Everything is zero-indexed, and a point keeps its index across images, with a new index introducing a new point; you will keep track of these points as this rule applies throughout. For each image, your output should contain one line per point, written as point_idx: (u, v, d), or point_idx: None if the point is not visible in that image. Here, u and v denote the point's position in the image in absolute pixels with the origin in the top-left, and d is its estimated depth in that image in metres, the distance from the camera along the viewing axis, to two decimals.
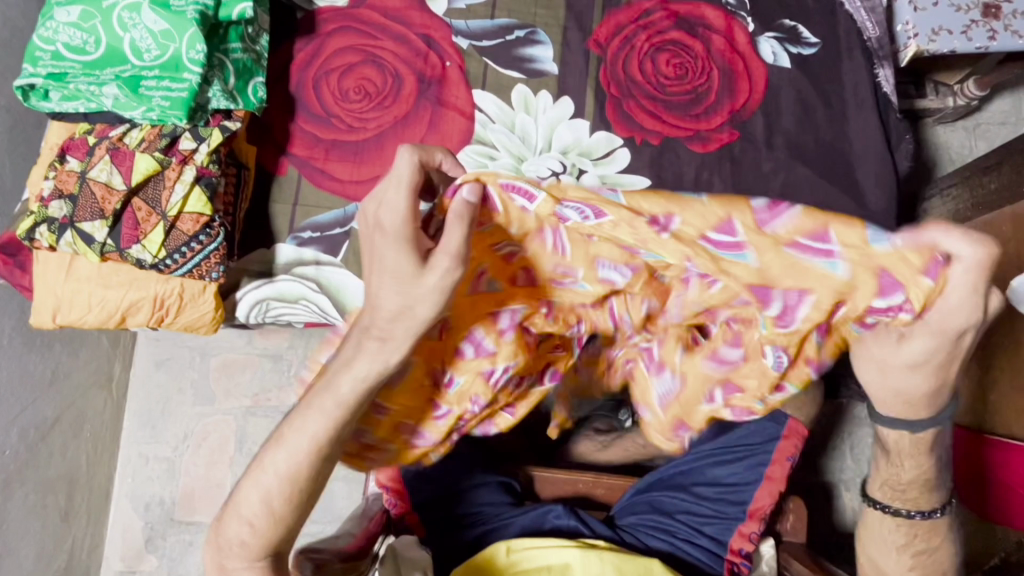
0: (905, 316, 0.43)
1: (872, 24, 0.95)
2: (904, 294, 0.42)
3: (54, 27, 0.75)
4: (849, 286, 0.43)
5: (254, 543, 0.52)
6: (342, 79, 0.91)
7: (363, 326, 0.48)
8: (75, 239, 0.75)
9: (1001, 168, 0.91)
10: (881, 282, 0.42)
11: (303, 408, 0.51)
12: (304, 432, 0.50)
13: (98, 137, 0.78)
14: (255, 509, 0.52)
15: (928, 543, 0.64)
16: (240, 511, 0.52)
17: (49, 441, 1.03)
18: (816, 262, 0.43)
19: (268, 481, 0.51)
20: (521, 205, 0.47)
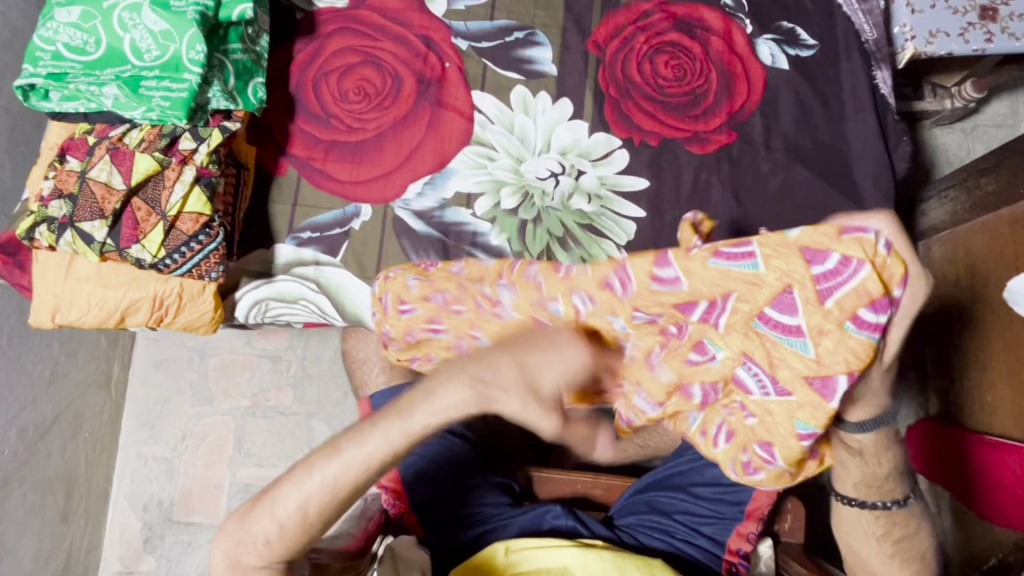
0: (858, 279, 0.46)
1: (870, 26, 0.97)
2: (836, 253, 0.47)
3: (54, 28, 0.76)
4: (782, 272, 0.48)
5: (276, 539, 0.54)
6: (341, 80, 0.91)
7: (455, 371, 0.50)
8: (75, 239, 0.75)
9: (999, 170, 0.91)
10: (810, 253, 0.48)
11: (366, 427, 0.52)
12: (362, 450, 0.51)
13: (98, 137, 0.78)
14: (291, 512, 0.53)
15: (902, 530, 0.66)
16: (277, 512, 0.53)
17: (47, 441, 1.03)
18: (737, 265, 0.50)
19: (313, 489, 0.52)
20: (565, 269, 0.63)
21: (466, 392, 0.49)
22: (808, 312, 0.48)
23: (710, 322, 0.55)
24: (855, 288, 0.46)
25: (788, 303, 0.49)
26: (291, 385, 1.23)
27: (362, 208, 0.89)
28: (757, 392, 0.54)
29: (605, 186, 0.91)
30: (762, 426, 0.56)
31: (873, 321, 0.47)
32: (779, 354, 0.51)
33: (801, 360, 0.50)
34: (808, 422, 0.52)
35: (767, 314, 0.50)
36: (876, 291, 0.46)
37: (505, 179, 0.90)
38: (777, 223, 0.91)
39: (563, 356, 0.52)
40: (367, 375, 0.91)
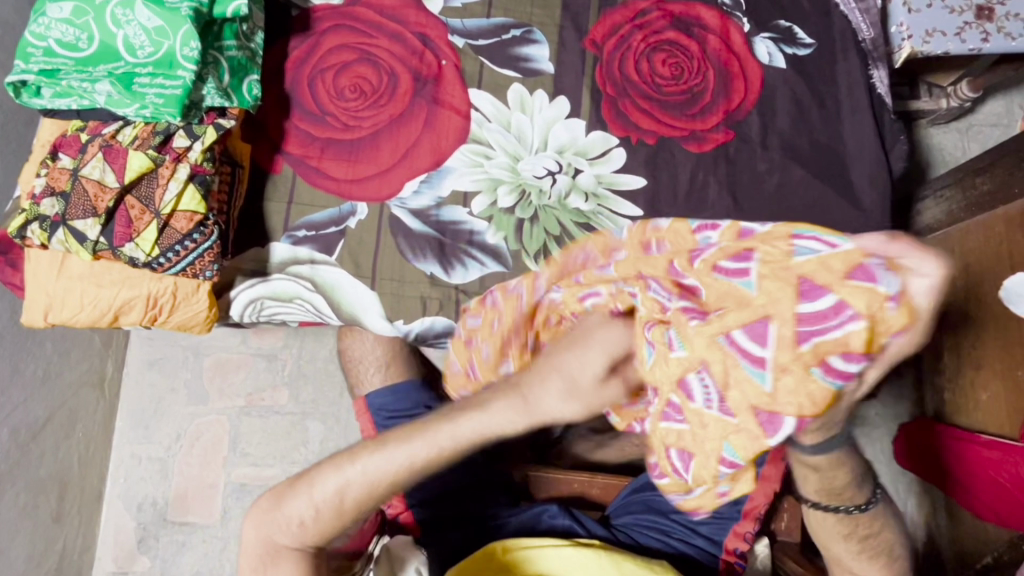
0: (836, 332, 0.42)
1: (867, 25, 0.96)
2: (833, 296, 0.42)
3: (46, 23, 0.75)
4: (769, 297, 0.44)
5: (314, 526, 0.60)
6: (337, 78, 0.90)
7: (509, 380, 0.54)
8: (67, 237, 0.74)
9: (994, 169, 0.91)
10: (800, 287, 0.43)
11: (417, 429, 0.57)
12: (404, 450, 0.56)
13: (90, 134, 0.77)
14: (327, 496, 0.59)
15: (870, 529, 0.65)
16: (315, 494, 0.59)
17: (39, 441, 1.02)
18: (735, 281, 0.46)
19: (351, 478, 0.58)
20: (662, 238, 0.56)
21: (510, 398, 0.52)
22: (779, 348, 0.43)
23: (685, 319, 0.48)
24: (838, 338, 0.42)
25: (760, 333, 0.43)
26: (286, 384, 1.23)
27: (358, 207, 0.89)
28: (702, 402, 0.47)
29: (602, 185, 0.91)
30: (699, 430, 0.49)
31: (843, 369, 0.43)
32: (735, 376, 0.45)
33: (755, 391, 0.45)
34: (737, 449, 0.48)
35: (734, 337, 0.44)
36: (857, 346, 0.41)
37: (502, 178, 0.90)
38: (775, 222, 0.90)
39: (604, 337, 0.53)
40: (362, 375, 0.91)
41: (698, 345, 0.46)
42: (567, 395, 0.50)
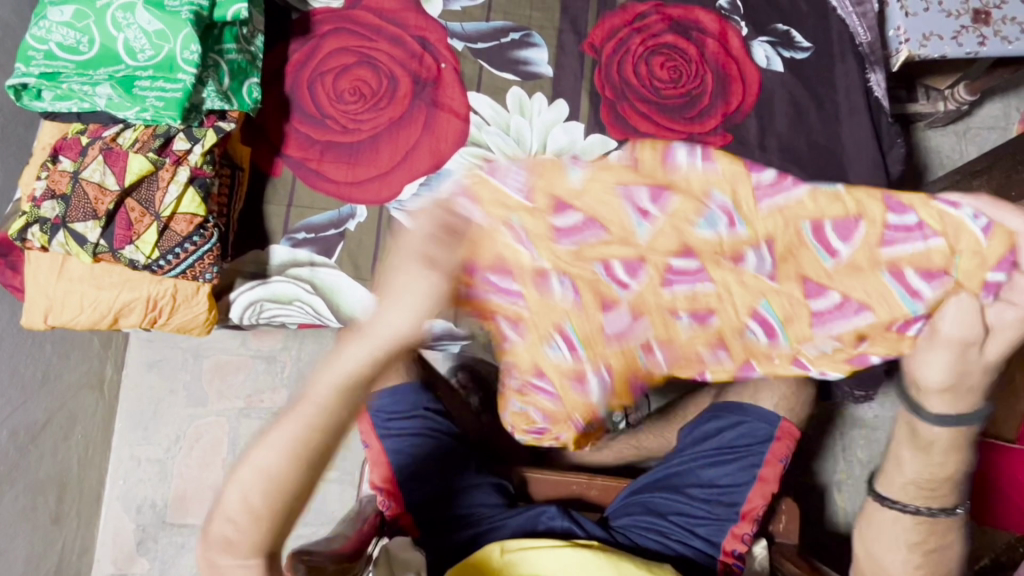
0: (938, 265, 0.48)
1: (864, 29, 0.96)
2: (915, 214, 0.47)
3: (47, 27, 0.75)
4: (859, 198, 0.48)
5: (241, 543, 0.49)
6: (337, 81, 0.90)
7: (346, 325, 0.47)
8: (67, 240, 0.74)
9: (991, 173, 0.92)
10: (977, 235, 0.47)
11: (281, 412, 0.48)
12: (281, 434, 0.47)
13: (91, 137, 0.78)
14: (238, 512, 0.48)
15: (941, 541, 0.62)
16: (224, 513, 0.49)
17: (39, 443, 1.02)
18: (819, 243, 0.49)
19: (249, 482, 0.48)
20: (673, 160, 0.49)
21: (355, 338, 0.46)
22: (858, 246, 0.48)
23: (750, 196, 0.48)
24: (920, 250, 0.48)
25: (848, 230, 0.48)
26: (286, 386, 1.23)
27: (358, 209, 0.89)
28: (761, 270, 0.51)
29: None
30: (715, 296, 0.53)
31: (919, 286, 0.49)
32: (808, 262, 0.50)
33: (817, 265, 0.50)
34: (773, 307, 0.54)
35: (824, 227, 0.48)
36: (936, 263, 0.48)
37: None
38: None
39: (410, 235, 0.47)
40: None
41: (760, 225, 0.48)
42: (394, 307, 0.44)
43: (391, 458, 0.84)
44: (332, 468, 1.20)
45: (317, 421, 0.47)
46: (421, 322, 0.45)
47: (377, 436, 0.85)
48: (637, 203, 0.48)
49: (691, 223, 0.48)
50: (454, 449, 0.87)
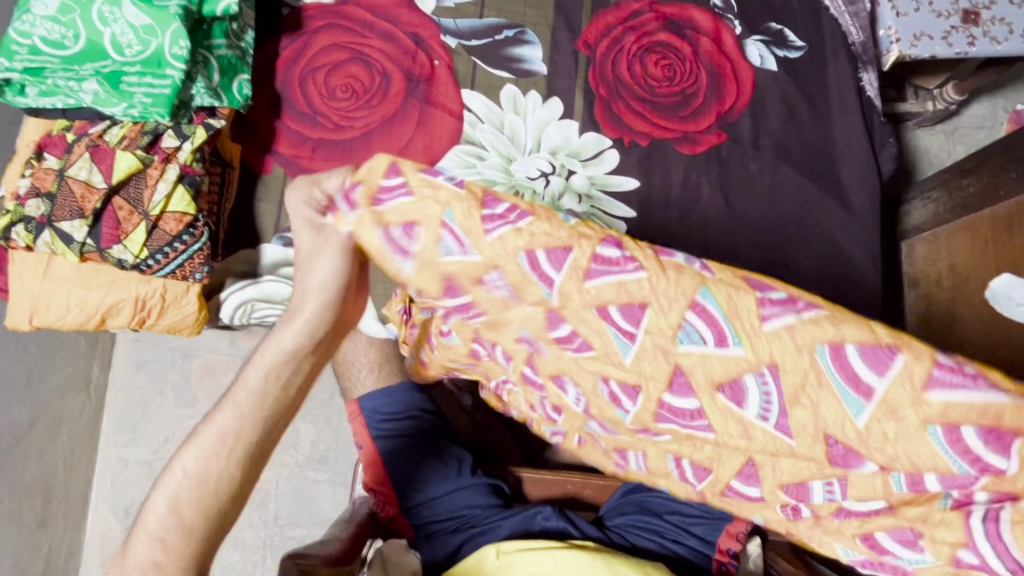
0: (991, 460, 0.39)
1: (856, 29, 0.98)
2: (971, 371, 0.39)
3: (31, 21, 0.73)
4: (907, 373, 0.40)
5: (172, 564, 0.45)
6: (328, 78, 0.89)
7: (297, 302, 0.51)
8: (53, 239, 0.73)
9: (981, 172, 0.95)
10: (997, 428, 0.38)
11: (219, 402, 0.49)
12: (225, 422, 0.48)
13: (77, 133, 0.76)
14: (164, 522, 0.46)
15: None
16: (149, 524, 0.46)
17: (24, 446, 1.00)
18: (844, 387, 0.41)
19: (177, 485, 0.47)
20: (606, 250, 0.45)
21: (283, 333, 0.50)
22: (895, 384, 0.40)
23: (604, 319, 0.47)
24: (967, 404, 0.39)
25: (881, 360, 0.40)
26: None
27: None
28: (759, 407, 0.46)
29: (596, 187, 0.91)
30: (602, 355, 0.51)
31: (975, 447, 0.39)
32: (818, 393, 0.43)
33: (844, 417, 0.42)
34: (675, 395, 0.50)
35: (846, 352, 0.41)
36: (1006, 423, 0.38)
37: (496, 178, 0.89)
38: (765, 224, 0.91)
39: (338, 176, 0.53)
40: (354, 378, 0.90)
41: (762, 349, 0.43)
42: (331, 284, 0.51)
43: (384, 460, 0.83)
44: (324, 470, 1.20)
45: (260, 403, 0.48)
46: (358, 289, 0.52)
47: (370, 436, 0.84)
48: (620, 325, 0.47)
49: (676, 342, 0.46)
50: (449, 447, 0.87)
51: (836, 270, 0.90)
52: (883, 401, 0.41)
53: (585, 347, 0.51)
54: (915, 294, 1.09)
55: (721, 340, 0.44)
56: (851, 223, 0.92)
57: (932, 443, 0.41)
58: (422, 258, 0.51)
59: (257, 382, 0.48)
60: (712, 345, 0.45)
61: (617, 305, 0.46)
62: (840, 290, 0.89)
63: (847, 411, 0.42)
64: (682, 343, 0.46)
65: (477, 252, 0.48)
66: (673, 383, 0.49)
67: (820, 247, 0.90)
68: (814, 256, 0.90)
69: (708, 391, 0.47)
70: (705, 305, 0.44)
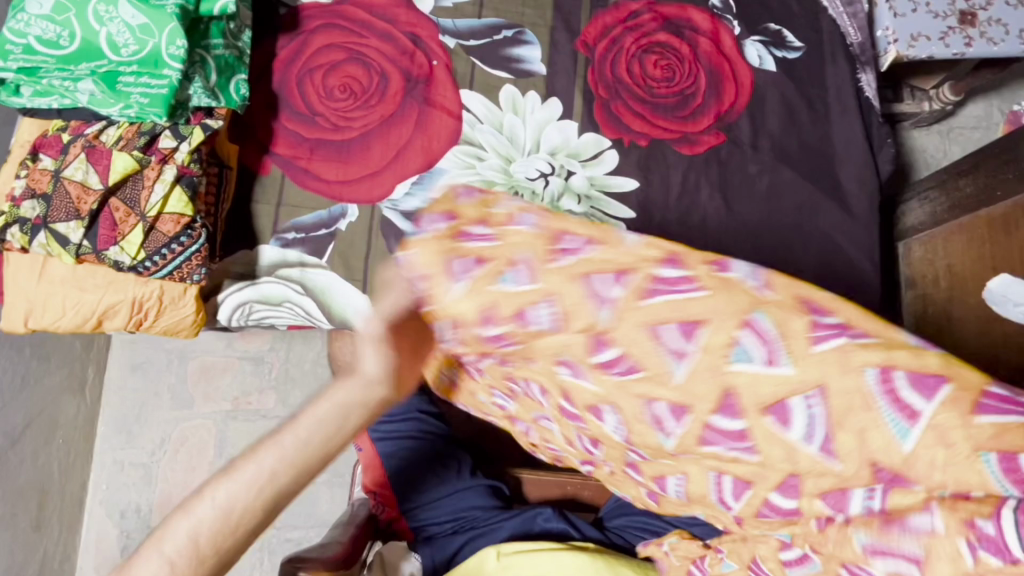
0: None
1: (854, 30, 0.98)
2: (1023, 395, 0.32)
3: (26, 19, 0.71)
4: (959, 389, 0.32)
5: None
6: (327, 78, 0.89)
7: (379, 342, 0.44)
8: (49, 240, 0.72)
9: (978, 173, 0.95)
10: None
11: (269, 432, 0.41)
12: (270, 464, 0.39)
13: (72, 134, 0.75)
14: (182, 550, 0.38)
15: None
16: (164, 549, 0.38)
17: (18, 449, 0.99)
18: (886, 405, 0.32)
19: (203, 515, 0.38)
20: (665, 272, 0.39)
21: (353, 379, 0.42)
22: (944, 408, 0.31)
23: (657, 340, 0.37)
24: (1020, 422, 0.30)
25: (928, 381, 0.32)
26: (274, 388, 1.22)
27: (349, 208, 0.87)
28: (802, 431, 0.35)
29: (595, 188, 0.90)
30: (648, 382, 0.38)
31: None
32: (869, 421, 0.33)
33: (889, 448, 0.32)
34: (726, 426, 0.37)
35: (896, 375, 0.33)
36: None
37: (496, 179, 0.89)
38: (764, 226, 0.91)
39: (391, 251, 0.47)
40: None
41: (811, 368, 0.34)
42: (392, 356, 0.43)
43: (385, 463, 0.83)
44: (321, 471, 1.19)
45: (305, 458, 0.40)
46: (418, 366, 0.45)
47: (370, 439, 0.84)
48: (669, 343, 0.37)
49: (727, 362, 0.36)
50: (449, 450, 0.87)
51: (834, 270, 0.90)
52: (931, 424, 0.32)
53: (630, 371, 0.38)
54: (911, 295, 1.10)
55: (771, 357, 0.35)
56: (850, 224, 0.92)
57: (984, 473, 0.31)
58: (474, 295, 0.41)
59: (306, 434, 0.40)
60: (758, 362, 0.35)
61: (672, 321, 0.37)
62: (838, 291, 0.89)
63: (891, 438, 0.32)
64: (735, 364, 0.36)
65: (534, 280, 0.40)
66: (721, 409, 0.36)
67: (819, 247, 0.91)
68: (812, 256, 0.90)
69: (754, 415, 0.36)
70: (756, 319, 0.36)
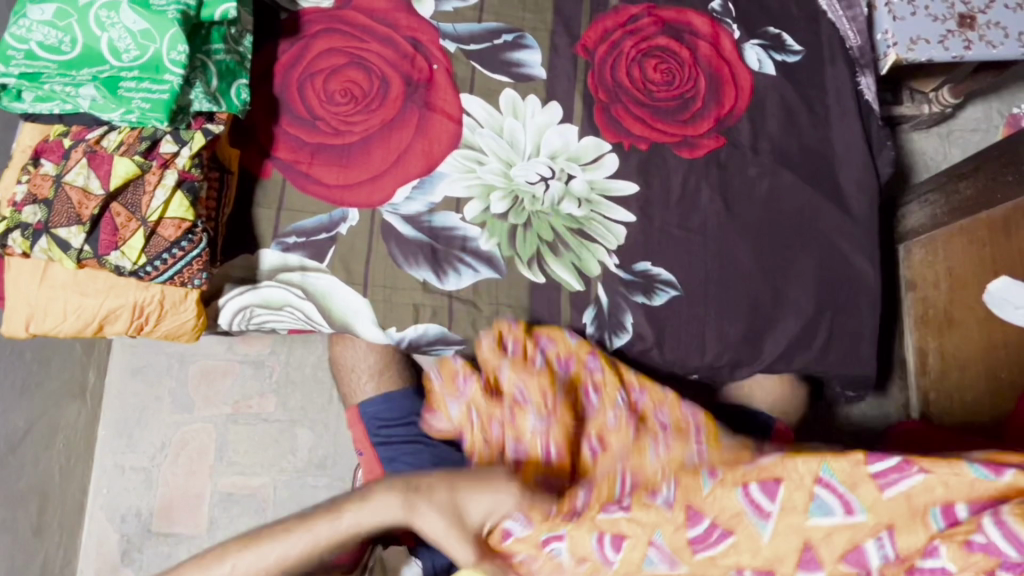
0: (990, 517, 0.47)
1: (854, 33, 0.98)
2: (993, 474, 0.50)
3: (28, 25, 0.72)
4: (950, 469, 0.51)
5: None
6: (327, 82, 0.89)
7: (446, 493, 0.62)
8: (50, 245, 0.72)
9: (978, 174, 0.95)
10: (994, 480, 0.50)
11: (312, 514, 0.58)
12: (304, 539, 0.56)
13: (74, 139, 0.76)
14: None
15: None
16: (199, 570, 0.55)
17: (19, 453, 0.99)
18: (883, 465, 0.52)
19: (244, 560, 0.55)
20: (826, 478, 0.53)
21: (403, 511, 0.60)
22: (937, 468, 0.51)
23: (819, 484, 0.53)
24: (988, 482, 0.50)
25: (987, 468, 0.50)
26: (274, 392, 1.22)
27: (349, 213, 0.87)
28: (835, 499, 0.53)
29: (596, 191, 0.91)
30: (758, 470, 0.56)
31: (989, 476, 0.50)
32: (859, 475, 0.53)
33: (920, 489, 0.51)
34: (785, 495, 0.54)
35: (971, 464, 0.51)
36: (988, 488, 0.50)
37: (495, 183, 0.89)
38: (765, 230, 0.91)
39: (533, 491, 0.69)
40: (354, 383, 0.92)
41: (883, 513, 0.51)
42: (454, 530, 0.61)
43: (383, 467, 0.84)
44: (321, 475, 1.19)
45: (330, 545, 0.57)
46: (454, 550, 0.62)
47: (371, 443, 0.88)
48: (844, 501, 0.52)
49: (807, 516, 0.53)
50: (448, 454, 0.87)
51: (834, 274, 0.90)
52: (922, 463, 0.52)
53: (711, 482, 0.57)
54: (911, 298, 1.09)
55: (892, 469, 0.52)
56: (851, 227, 0.92)
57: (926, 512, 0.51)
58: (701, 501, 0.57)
59: (333, 528, 0.57)
60: (840, 514, 0.52)
61: (814, 483, 0.53)
62: (838, 294, 0.90)
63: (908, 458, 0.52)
64: (824, 473, 0.53)
65: (723, 475, 0.58)
66: (767, 484, 0.55)
67: (819, 251, 0.91)
68: (813, 260, 0.90)
69: (810, 480, 0.54)
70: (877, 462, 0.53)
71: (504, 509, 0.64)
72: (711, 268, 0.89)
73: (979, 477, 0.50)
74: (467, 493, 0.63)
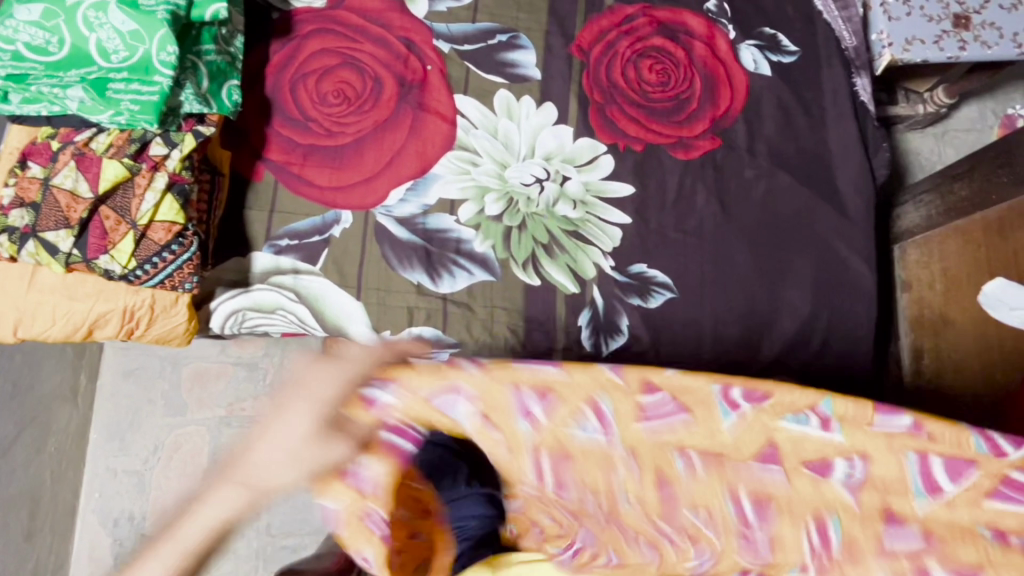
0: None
1: (849, 34, 0.99)
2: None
3: (13, 26, 0.70)
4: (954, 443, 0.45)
5: None
6: (320, 83, 0.88)
7: (266, 440, 0.55)
8: (38, 249, 0.71)
9: (973, 175, 0.95)
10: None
11: (172, 525, 0.54)
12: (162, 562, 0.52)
13: (61, 141, 0.75)
14: None
15: None
16: None
17: (9, 457, 0.97)
18: (922, 477, 0.46)
19: None
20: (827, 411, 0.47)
21: (238, 475, 0.55)
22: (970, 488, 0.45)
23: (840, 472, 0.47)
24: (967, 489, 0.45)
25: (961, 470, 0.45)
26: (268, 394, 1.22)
27: (342, 215, 0.86)
28: (842, 476, 0.47)
29: (591, 193, 0.90)
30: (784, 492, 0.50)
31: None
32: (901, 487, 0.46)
33: (911, 437, 0.45)
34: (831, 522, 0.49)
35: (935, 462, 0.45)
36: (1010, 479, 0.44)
37: (490, 185, 0.88)
38: (761, 231, 0.91)
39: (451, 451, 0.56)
40: None
41: (864, 441, 0.46)
42: (289, 464, 0.54)
43: None
44: None
45: (196, 539, 0.53)
46: (318, 469, 0.56)
47: None
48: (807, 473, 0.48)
49: (780, 417, 0.48)
50: None
51: (829, 276, 0.90)
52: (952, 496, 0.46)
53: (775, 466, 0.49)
54: (906, 298, 1.07)
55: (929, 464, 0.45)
56: (847, 228, 0.92)
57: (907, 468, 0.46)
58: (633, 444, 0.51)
59: (177, 543, 0.52)
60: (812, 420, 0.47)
61: (816, 455, 0.48)
62: (834, 297, 0.89)
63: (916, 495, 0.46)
64: (836, 435, 0.47)
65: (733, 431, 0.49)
66: (816, 464, 0.48)
67: (815, 253, 0.90)
68: (809, 262, 0.90)
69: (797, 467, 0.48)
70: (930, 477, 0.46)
71: (353, 381, 0.58)
72: (707, 269, 0.89)
73: (991, 449, 0.44)
74: (274, 419, 0.56)
